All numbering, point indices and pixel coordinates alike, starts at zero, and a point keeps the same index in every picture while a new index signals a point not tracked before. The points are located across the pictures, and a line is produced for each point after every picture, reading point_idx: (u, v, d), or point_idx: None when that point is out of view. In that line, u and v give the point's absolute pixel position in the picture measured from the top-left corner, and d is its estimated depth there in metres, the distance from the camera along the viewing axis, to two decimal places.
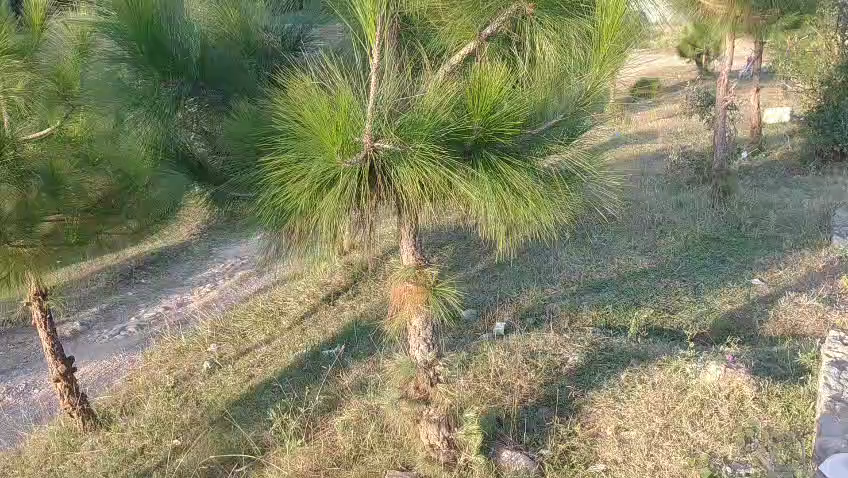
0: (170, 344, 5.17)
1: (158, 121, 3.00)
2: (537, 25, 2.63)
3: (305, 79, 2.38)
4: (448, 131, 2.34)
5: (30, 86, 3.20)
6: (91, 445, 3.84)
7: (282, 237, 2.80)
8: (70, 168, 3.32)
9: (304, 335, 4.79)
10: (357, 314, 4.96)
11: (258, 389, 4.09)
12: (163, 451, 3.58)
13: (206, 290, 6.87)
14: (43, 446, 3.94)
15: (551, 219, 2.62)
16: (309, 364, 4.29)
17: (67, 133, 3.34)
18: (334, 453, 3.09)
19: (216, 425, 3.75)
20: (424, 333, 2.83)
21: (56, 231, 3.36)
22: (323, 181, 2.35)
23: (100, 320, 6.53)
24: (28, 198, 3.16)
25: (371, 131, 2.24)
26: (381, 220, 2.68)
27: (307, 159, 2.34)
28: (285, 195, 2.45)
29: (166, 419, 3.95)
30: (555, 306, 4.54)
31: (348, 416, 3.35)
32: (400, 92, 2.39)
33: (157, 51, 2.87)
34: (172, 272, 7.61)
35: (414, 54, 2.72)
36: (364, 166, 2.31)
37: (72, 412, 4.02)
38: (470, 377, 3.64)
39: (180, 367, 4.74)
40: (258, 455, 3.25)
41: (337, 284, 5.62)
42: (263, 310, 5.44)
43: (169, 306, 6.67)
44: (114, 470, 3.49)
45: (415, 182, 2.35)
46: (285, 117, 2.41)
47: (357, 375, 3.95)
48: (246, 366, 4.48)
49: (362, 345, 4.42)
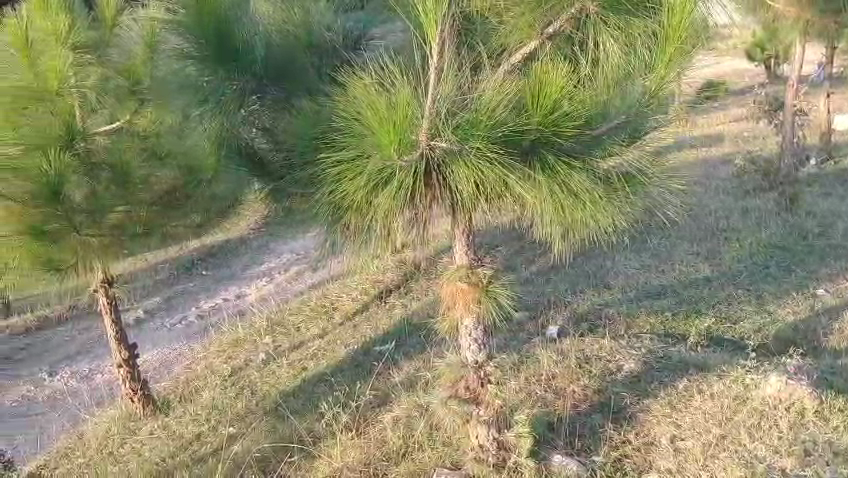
0: (227, 335, 5.31)
1: (223, 118, 3.09)
2: (601, 25, 2.62)
3: (364, 78, 2.41)
4: (505, 130, 2.33)
5: (100, 82, 3.60)
6: (150, 430, 3.98)
7: (337, 234, 2.80)
8: (139, 161, 3.66)
9: (356, 331, 4.84)
10: (410, 312, 4.98)
11: (310, 381, 4.15)
12: (219, 438, 3.66)
13: (263, 284, 7.02)
14: (104, 428, 4.11)
15: (609, 221, 2.59)
16: (361, 360, 4.32)
17: (137, 128, 3.70)
18: (383, 448, 3.11)
19: (270, 415, 3.82)
20: (475, 333, 2.80)
21: (123, 223, 3.72)
22: (379, 180, 2.37)
23: (162, 309, 6.75)
24: (98, 191, 3.52)
25: (427, 131, 2.27)
26: (435, 219, 2.67)
27: (364, 157, 2.38)
28: (341, 192, 2.48)
29: (222, 408, 4.05)
30: (611, 312, 4.45)
31: (398, 413, 3.38)
32: (459, 90, 2.39)
33: (225, 50, 2.99)
34: (231, 265, 7.79)
35: (474, 54, 2.65)
36: (420, 165, 2.32)
37: (133, 397, 4.19)
38: (521, 380, 3.63)
39: (236, 358, 4.86)
40: (310, 445, 3.28)
41: (390, 282, 5.64)
42: (317, 304, 5.52)
43: (227, 298, 6.84)
44: (171, 455, 3.60)
45: (471, 181, 2.35)
46: (345, 116, 2.44)
47: (408, 372, 3.96)
48: (299, 359, 4.54)
49: (412, 344, 4.42)
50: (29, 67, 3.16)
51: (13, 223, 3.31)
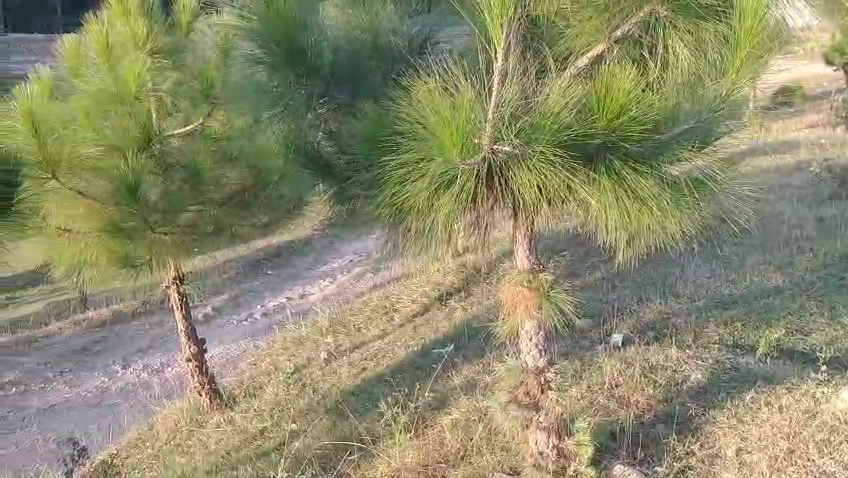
0: (291, 334, 5.43)
1: (291, 121, 3.17)
2: (671, 27, 2.56)
3: (429, 81, 2.43)
4: (572, 134, 2.31)
5: (174, 86, 3.87)
6: (216, 424, 4.10)
7: (398, 235, 2.83)
8: (212, 163, 3.86)
9: (417, 333, 4.86)
10: (469, 315, 4.96)
11: (370, 381, 4.21)
12: (281, 434, 3.73)
13: (325, 284, 7.13)
14: (174, 421, 4.25)
15: (677, 227, 2.53)
16: (421, 362, 4.34)
17: (210, 130, 3.90)
18: (442, 451, 3.10)
19: (331, 412, 3.88)
20: (536, 337, 2.75)
21: (195, 222, 3.88)
22: (441, 183, 2.39)
23: (229, 306, 6.95)
24: (171, 190, 3.69)
25: (492, 134, 2.28)
26: (497, 222, 2.67)
27: (427, 160, 2.41)
28: (404, 195, 2.50)
29: (284, 404, 4.13)
30: (678, 321, 4.34)
31: (457, 415, 3.38)
32: (523, 95, 2.39)
33: (297, 54, 3.10)
34: (295, 265, 7.96)
35: (540, 57, 2.65)
36: (482, 168, 2.33)
37: (200, 391, 4.35)
38: (583, 387, 3.59)
39: (299, 356, 4.97)
40: (369, 444, 3.32)
41: (451, 285, 5.64)
42: (378, 305, 5.58)
43: (292, 297, 6.99)
44: (235, 448, 3.70)
45: (534, 185, 2.34)
46: (408, 119, 2.47)
47: (467, 376, 3.95)
48: (360, 359, 4.60)
49: (471, 347, 4.41)
50: (110, 72, 3.56)
51: (95, 221, 3.58)
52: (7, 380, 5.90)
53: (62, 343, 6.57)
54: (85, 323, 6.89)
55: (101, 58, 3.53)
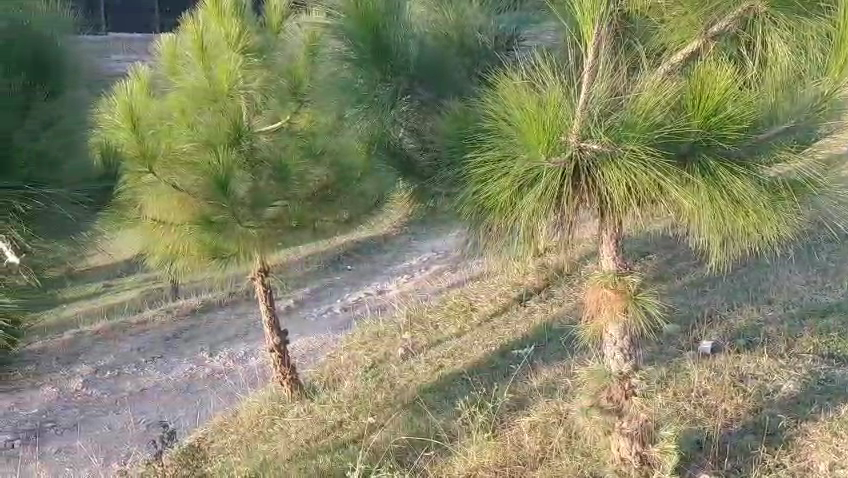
0: (369, 329, 5.50)
1: (376, 118, 3.19)
2: (770, 24, 2.46)
3: (516, 78, 2.40)
4: (664, 133, 2.25)
5: (264, 84, 4.00)
6: (297, 413, 4.20)
7: (479, 234, 2.81)
8: (297, 159, 3.94)
9: (495, 332, 4.84)
10: (550, 317, 4.89)
11: (448, 379, 4.22)
12: (359, 426, 3.78)
13: (404, 280, 7.19)
14: (257, 409, 4.39)
15: (774, 232, 2.42)
16: (499, 362, 4.31)
17: (297, 126, 4.03)
18: (520, 452, 3.06)
19: (408, 408, 3.90)
20: (620, 342, 2.70)
21: (281, 217, 3.98)
22: (524, 181, 2.37)
23: (310, 299, 7.12)
24: (259, 186, 3.83)
25: (578, 131, 2.25)
26: (581, 222, 2.60)
27: (510, 158, 2.38)
28: (486, 192, 2.49)
29: (363, 397, 4.19)
30: (770, 329, 4.14)
31: (536, 417, 3.34)
32: (613, 92, 2.37)
33: (382, 51, 3.09)
34: (375, 262, 8.07)
35: (631, 53, 2.60)
36: (568, 167, 2.29)
37: (283, 381, 4.52)
38: (668, 394, 3.47)
39: (377, 351, 5.03)
40: (446, 442, 3.32)
41: (530, 285, 5.58)
42: (457, 303, 5.58)
43: (370, 292, 7.09)
44: (315, 438, 3.77)
45: (622, 184, 2.27)
46: (493, 116, 2.44)
47: (546, 378, 3.89)
48: (437, 357, 4.62)
49: (551, 349, 4.34)
50: (206, 70, 3.77)
51: (186, 214, 3.76)
52: (103, 363, 6.23)
53: (154, 330, 6.88)
54: (175, 311, 7.19)
55: (197, 56, 3.76)
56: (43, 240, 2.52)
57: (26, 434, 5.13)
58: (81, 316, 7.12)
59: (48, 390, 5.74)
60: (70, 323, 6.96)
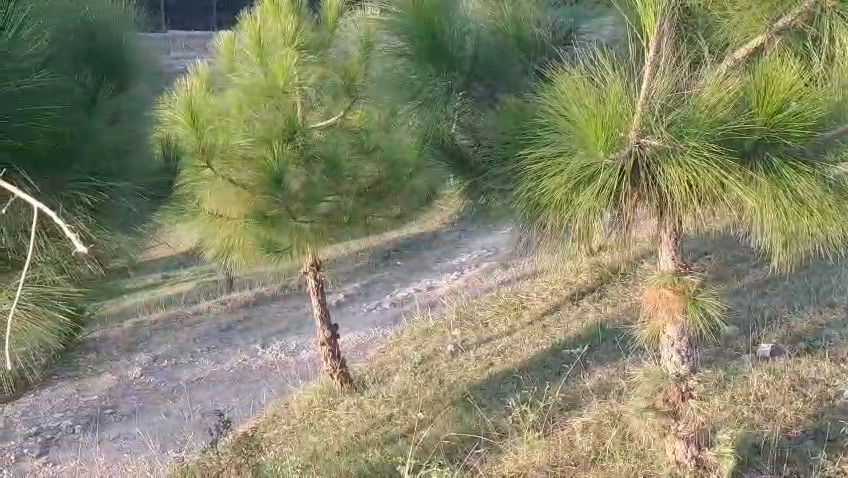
0: (419, 325, 5.52)
1: (428, 113, 3.24)
2: (840, 20, 2.30)
3: (574, 73, 2.36)
4: (727, 129, 2.20)
5: (319, 80, 4.04)
6: (347, 407, 4.24)
7: (533, 231, 2.77)
8: (350, 154, 4.04)
9: (546, 331, 4.80)
10: (603, 316, 4.82)
11: (497, 377, 4.20)
12: (409, 422, 3.79)
13: (454, 277, 7.20)
14: (308, 401, 4.45)
15: (839, 231, 2.33)
16: (550, 361, 4.28)
17: (350, 122, 4.08)
18: (572, 453, 3.02)
19: (458, 405, 3.90)
20: (678, 343, 2.67)
21: (333, 212, 4.02)
22: (581, 178, 2.33)
23: (361, 294, 7.19)
24: (312, 180, 3.86)
25: (638, 127, 2.20)
26: (638, 221, 2.55)
27: (567, 154, 2.35)
28: (541, 189, 2.46)
29: (412, 393, 4.20)
30: (834, 333, 4.00)
31: (589, 418, 3.29)
32: (675, 87, 2.30)
33: (436, 47, 3.13)
34: (424, 258, 8.11)
35: (693, 48, 2.57)
36: (627, 163, 2.25)
37: (333, 374, 4.57)
38: (726, 397, 3.39)
39: (427, 347, 5.05)
40: (497, 440, 3.31)
41: (582, 284, 5.52)
42: (507, 301, 5.56)
43: (420, 288, 7.12)
44: (365, 432, 3.80)
45: (683, 181, 2.23)
46: (550, 112, 2.42)
47: (599, 379, 3.83)
48: (487, 355, 4.61)
49: (605, 350, 4.27)
50: (263, 66, 3.79)
51: (244, 207, 3.83)
52: (160, 352, 6.40)
53: (208, 321, 7.03)
54: (229, 303, 7.34)
55: (255, 52, 3.76)
56: (112, 234, 2.39)
57: (86, 419, 5.30)
58: (139, 306, 7.32)
59: (108, 378, 5.93)
60: (129, 312, 7.16)
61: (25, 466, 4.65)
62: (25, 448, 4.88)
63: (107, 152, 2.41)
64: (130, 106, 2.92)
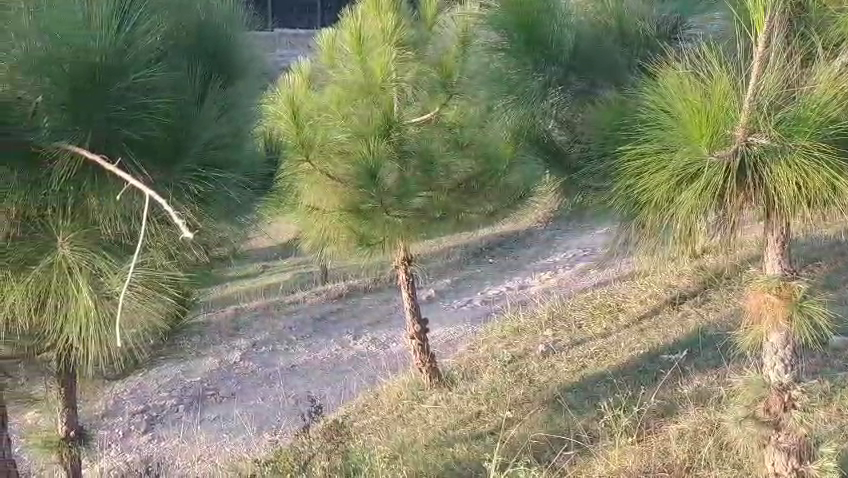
0: (511, 323, 5.49)
1: (526, 108, 3.19)
2: None
3: (678, 68, 2.31)
4: (839, 129, 2.08)
5: (416, 77, 4.05)
6: (436, 401, 4.28)
7: (631, 230, 2.69)
8: (444, 150, 4.04)
9: (643, 335, 4.67)
10: (704, 322, 4.63)
11: (590, 380, 4.13)
12: (497, 420, 3.78)
13: (547, 275, 7.12)
14: (397, 393, 4.53)
15: None
16: (646, 366, 4.16)
17: (446, 119, 4.06)
18: (666, 459, 2.92)
19: (548, 406, 3.85)
20: (781, 351, 2.53)
21: (426, 207, 4.08)
22: (684, 176, 2.24)
23: (452, 289, 7.23)
24: (406, 175, 3.95)
25: (746, 125, 2.11)
26: (743, 223, 2.42)
27: (671, 150, 2.27)
28: (641, 186, 2.38)
29: (501, 391, 4.19)
30: None
31: (685, 425, 3.18)
32: (785, 83, 2.19)
33: (532, 43, 3.07)
34: (518, 257, 8.06)
35: (806, 46, 2.37)
36: (733, 162, 2.14)
37: (422, 369, 4.61)
38: (834, 411, 3.19)
39: (518, 345, 5.02)
40: (587, 443, 3.24)
41: (682, 288, 5.33)
42: (602, 303, 5.44)
43: (512, 286, 7.08)
44: (452, 427, 3.82)
45: (791, 182, 2.10)
46: (652, 107, 2.35)
47: (698, 385, 3.69)
48: (580, 356, 4.54)
49: (705, 356, 4.11)
50: (362, 64, 3.84)
51: (340, 200, 3.95)
52: (259, 339, 6.64)
53: (304, 310, 7.25)
54: (324, 294, 7.55)
55: (354, 50, 3.83)
56: (214, 220, 2.52)
57: (189, 399, 5.58)
58: (240, 294, 7.64)
59: (210, 361, 6.21)
60: (231, 299, 7.49)
61: (132, 441, 4.93)
62: (132, 424, 5.18)
63: (219, 142, 2.52)
64: (236, 101, 2.99)
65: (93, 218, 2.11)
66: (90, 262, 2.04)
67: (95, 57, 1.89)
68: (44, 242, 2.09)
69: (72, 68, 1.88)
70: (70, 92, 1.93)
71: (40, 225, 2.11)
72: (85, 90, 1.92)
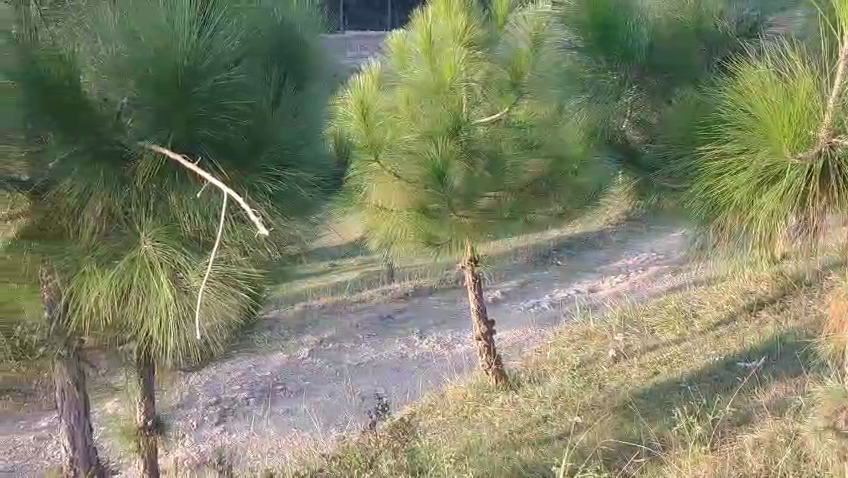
0: (580, 327, 5.40)
1: None
2: None
3: (758, 66, 2.24)
4: None
5: (486, 76, 4.05)
6: (502, 403, 4.26)
7: (707, 233, 2.61)
8: (512, 151, 4.00)
9: (718, 342, 4.52)
10: (784, 329, 4.44)
11: (661, 386, 4.03)
12: (565, 424, 3.72)
13: (617, 280, 6.99)
14: (463, 394, 4.52)
15: None
16: (721, 373, 4.02)
17: (516, 118, 4.04)
18: (741, 470, 2.81)
19: (619, 412, 3.77)
20: None
21: (495, 207, 4.04)
22: (765, 179, 2.16)
23: (520, 291, 7.17)
24: (474, 175, 3.90)
25: (830, 125, 2.00)
26: (828, 228, 2.30)
27: (751, 151, 2.20)
28: (721, 188, 2.31)
29: (570, 395, 4.13)
30: None
31: (761, 435, 3.05)
32: None
33: None
34: (588, 260, 7.93)
35: None
36: (816, 163, 2.04)
37: (488, 370, 4.58)
38: None
39: (587, 349, 4.94)
40: (659, 450, 3.16)
41: (761, 294, 5.13)
42: (676, 308, 5.31)
43: (581, 289, 6.97)
44: (519, 430, 3.78)
45: None
46: (732, 107, 2.28)
47: (775, 395, 3.55)
48: (652, 362, 4.43)
49: (784, 364, 3.94)
50: (432, 65, 3.88)
51: (407, 200, 3.94)
52: (327, 335, 6.75)
53: (371, 309, 7.33)
54: (391, 293, 7.61)
55: (425, 51, 3.90)
56: (286, 220, 2.53)
57: (259, 393, 5.71)
58: (309, 290, 7.77)
59: (279, 356, 6.35)
60: (300, 297, 7.63)
61: (204, 432, 5.08)
62: (205, 415, 5.35)
63: (295, 139, 2.51)
64: (311, 101, 3.04)
65: (174, 216, 2.16)
66: (172, 257, 2.09)
67: (175, 57, 1.96)
68: (128, 239, 2.14)
69: (155, 70, 1.99)
70: (151, 93, 2.02)
71: (122, 224, 2.16)
72: (169, 87, 1.99)
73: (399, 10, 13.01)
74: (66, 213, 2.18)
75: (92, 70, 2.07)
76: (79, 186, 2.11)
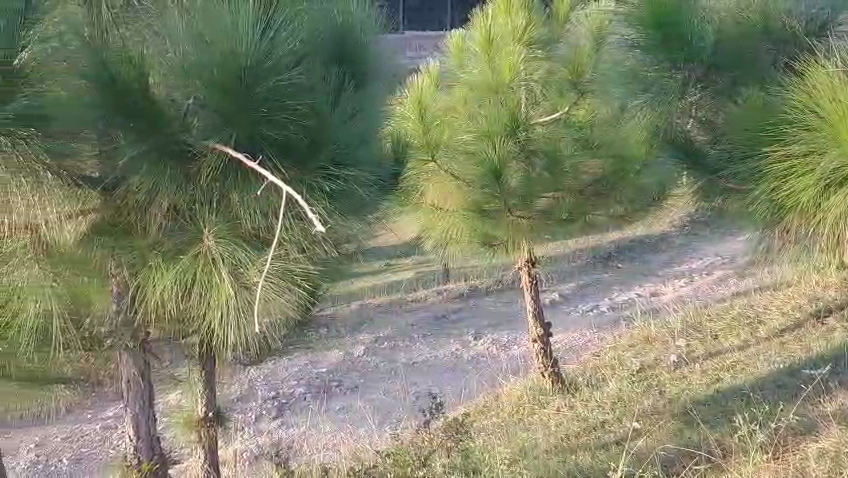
0: (639, 332, 5.30)
1: None
2: None
3: (828, 64, 2.15)
4: None
5: (545, 75, 4.07)
6: (558, 407, 4.21)
7: (774, 236, 2.53)
8: (571, 151, 3.97)
9: (784, 349, 4.37)
10: None
11: (723, 393, 3.91)
12: (623, 430, 3.65)
13: (679, 284, 6.83)
14: (518, 396, 4.49)
15: None
16: (786, 381, 3.88)
17: (575, 117, 4.04)
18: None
19: (678, 418, 3.68)
20: None
21: (552, 208, 4.01)
22: (832, 180, 2.09)
23: (577, 293, 7.08)
24: (531, 175, 3.87)
25: None
26: None
27: (818, 153, 2.12)
28: (787, 190, 2.24)
29: (628, 401, 4.05)
30: None
31: (827, 445, 2.93)
32: None
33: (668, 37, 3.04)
34: (648, 263, 7.77)
35: None
36: None
37: (545, 373, 4.55)
38: None
39: (647, 355, 4.84)
40: (719, 458, 3.07)
41: (830, 300, 4.93)
42: (739, 314, 5.16)
43: (641, 293, 6.84)
44: (575, 434, 3.73)
45: None
46: (800, 106, 2.20)
47: (843, 404, 3.41)
48: (714, 369, 4.31)
49: None
50: (490, 64, 3.83)
51: (463, 200, 3.93)
52: (382, 334, 6.80)
53: (427, 309, 7.36)
54: (447, 293, 7.62)
55: (484, 51, 3.85)
56: (343, 219, 2.56)
57: (315, 389, 5.79)
58: (365, 289, 7.84)
59: (336, 353, 6.43)
60: (356, 296, 7.70)
61: (261, 425, 5.19)
62: (263, 409, 5.45)
63: (352, 140, 2.52)
64: (368, 102, 3.05)
65: (236, 213, 2.23)
66: (232, 253, 2.15)
67: (239, 58, 2.00)
68: (191, 235, 2.22)
69: (220, 73, 2.02)
70: (217, 94, 2.06)
71: (186, 220, 2.25)
72: (231, 90, 2.04)
73: (458, 10, 13.03)
74: (132, 209, 2.25)
75: (158, 71, 2.11)
76: (147, 185, 2.17)
